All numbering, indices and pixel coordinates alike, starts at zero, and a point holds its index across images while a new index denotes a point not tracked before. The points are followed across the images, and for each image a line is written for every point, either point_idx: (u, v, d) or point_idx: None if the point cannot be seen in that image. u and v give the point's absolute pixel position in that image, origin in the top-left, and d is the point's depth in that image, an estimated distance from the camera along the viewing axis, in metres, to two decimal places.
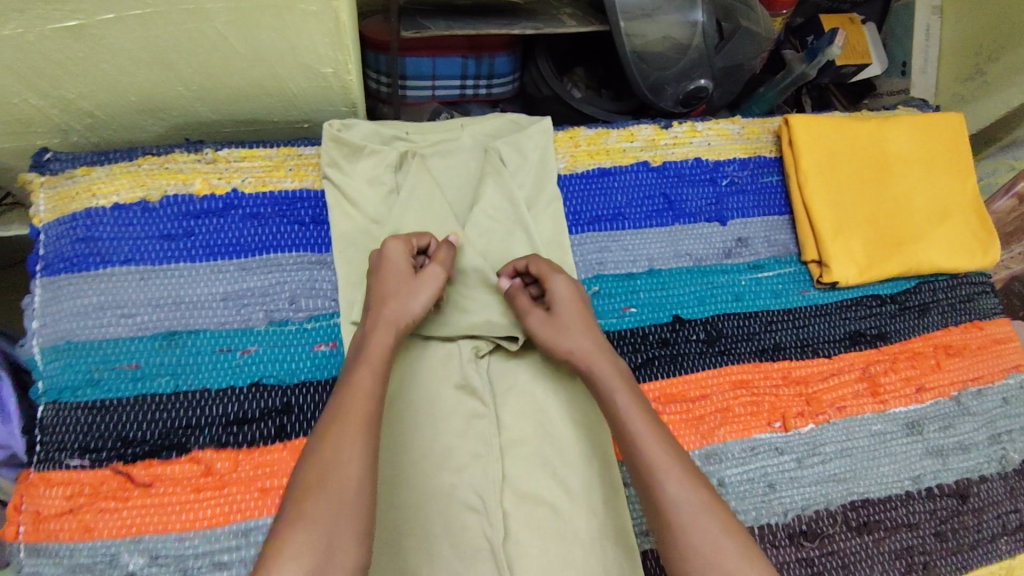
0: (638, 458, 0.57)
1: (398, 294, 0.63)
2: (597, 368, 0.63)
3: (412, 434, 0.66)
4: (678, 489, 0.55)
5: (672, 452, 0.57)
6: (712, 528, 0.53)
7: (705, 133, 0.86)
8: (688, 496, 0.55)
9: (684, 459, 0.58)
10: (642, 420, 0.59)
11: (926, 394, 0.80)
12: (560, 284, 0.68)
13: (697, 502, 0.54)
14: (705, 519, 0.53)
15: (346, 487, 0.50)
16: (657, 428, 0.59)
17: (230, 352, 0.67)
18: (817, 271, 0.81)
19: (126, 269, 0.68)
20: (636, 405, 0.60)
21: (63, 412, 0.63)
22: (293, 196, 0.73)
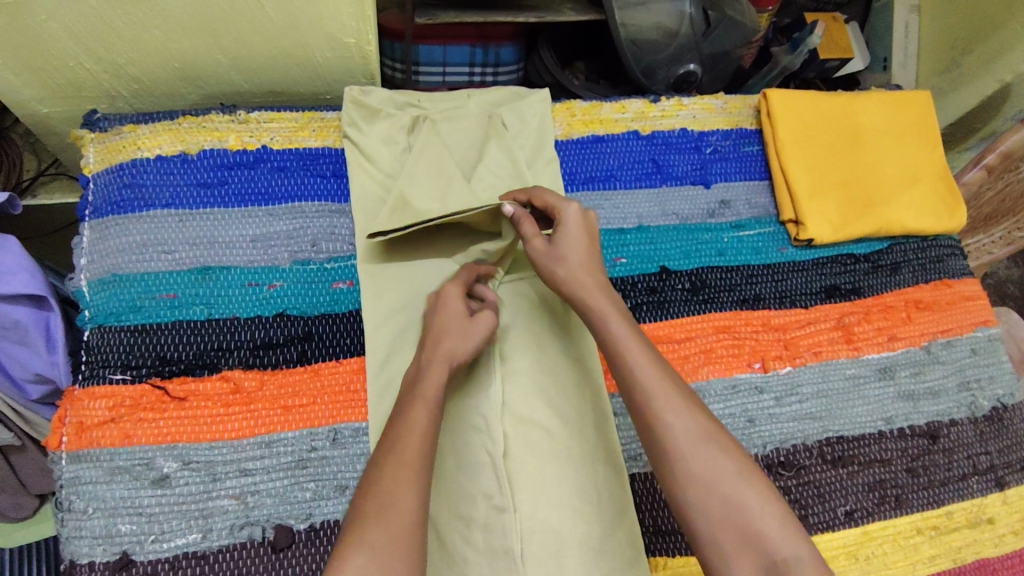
0: (637, 390, 0.62)
1: (454, 333, 0.67)
2: (595, 303, 0.67)
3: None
4: (673, 417, 0.60)
5: (670, 384, 0.62)
6: (709, 456, 0.58)
7: (691, 107, 0.93)
8: (685, 424, 0.59)
9: (680, 390, 0.62)
10: (640, 356, 0.63)
11: (898, 342, 0.86)
12: (570, 213, 0.72)
13: (693, 429, 0.59)
14: (700, 446, 0.58)
15: (404, 519, 0.53)
16: (655, 362, 0.63)
17: (259, 286, 0.74)
18: (794, 230, 0.88)
19: (167, 212, 0.75)
20: (634, 339, 0.64)
21: (107, 335, 0.70)
22: (316, 153, 0.81)
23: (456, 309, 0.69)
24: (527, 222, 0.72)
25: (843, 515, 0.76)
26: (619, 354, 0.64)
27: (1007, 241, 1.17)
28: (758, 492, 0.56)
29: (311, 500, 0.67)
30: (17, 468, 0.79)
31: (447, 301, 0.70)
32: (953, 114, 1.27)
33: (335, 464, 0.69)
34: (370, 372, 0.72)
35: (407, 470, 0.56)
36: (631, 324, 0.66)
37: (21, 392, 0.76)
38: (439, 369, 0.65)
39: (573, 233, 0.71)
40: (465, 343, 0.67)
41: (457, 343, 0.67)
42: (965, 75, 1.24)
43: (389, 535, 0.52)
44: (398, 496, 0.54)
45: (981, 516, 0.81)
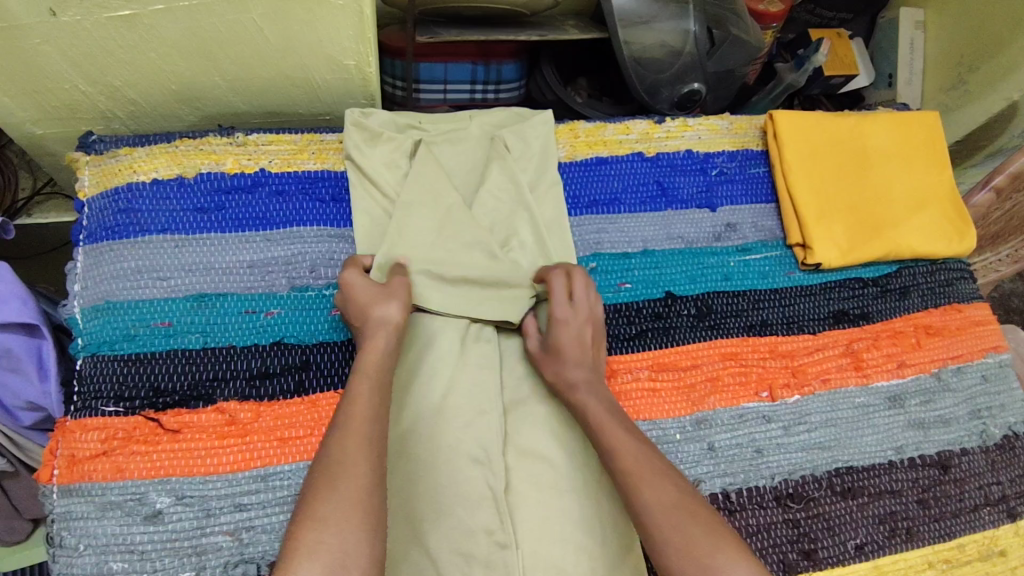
0: (618, 469, 0.62)
1: (376, 301, 0.67)
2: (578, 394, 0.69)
3: (425, 382, 0.71)
4: (654, 492, 0.59)
5: (645, 459, 0.62)
6: (682, 522, 0.56)
7: (696, 127, 0.92)
8: (668, 499, 0.58)
9: (662, 466, 0.61)
10: (620, 435, 0.64)
11: (907, 369, 0.84)
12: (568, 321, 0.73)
13: (669, 500, 0.58)
14: (678, 516, 0.57)
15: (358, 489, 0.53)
16: (635, 439, 0.64)
17: (255, 314, 0.72)
18: (801, 254, 0.87)
19: (163, 237, 0.74)
20: (612, 420, 0.66)
21: (100, 364, 0.69)
22: (315, 175, 0.80)
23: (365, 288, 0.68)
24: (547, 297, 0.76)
25: (852, 548, 0.74)
26: (602, 437, 0.65)
27: (1014, 260, 1.16)
28: (729, 551, 0.55)
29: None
30: (7, 491, 0.77)
31: (350, 284, 0.69)
32: (960, 131, 1.26)
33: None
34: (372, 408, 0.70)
35: (356, 440, 0.56)
36: (609, 406, 0.68)
37: (11, 421, 0.74)
38: (374, 343, 0.65)
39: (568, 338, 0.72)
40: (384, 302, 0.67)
41: (383, 307, 0.66)
42: (972, 92, 1.22)
43: (347, 505, 0.52)
44: (350, 463, 0.54)
45: (993, 548, 0.79)
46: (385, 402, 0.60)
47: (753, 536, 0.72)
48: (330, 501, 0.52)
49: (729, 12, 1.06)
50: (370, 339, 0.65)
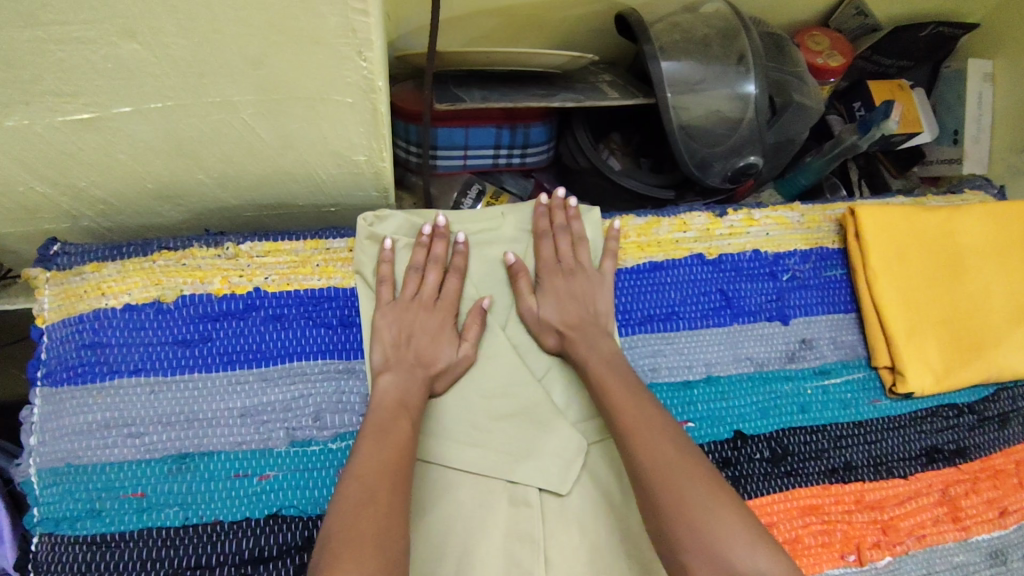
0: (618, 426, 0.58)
1: (426, 342, 0.65)
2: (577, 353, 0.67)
3: (449, 522, 0.61)
4: (657, 447, 0.55)
5: (647, 415, 0.58)
6: (685, 489, 0.51)
7: (762, 222, 0.80)
8: (664, 454, 0.54)
9: (663, 426, 0.57)
10: (619, 393, 0.60)
11: (1010, 518, 0.72)
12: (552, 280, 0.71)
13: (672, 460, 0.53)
14: (689, 475, 0.52)
15: None
16: (636, 397, 0.60)
17: (247, 478, 0.60)
18: (889, 379, 0.74)
19: (136, 379, 0.61)
20: (612, 374, 0.63)
21: (59, 547, 0.56)
22: (319, 294, 0.67)
23: (422, 322, 0.66)
24: (545, 246, 0.72)
25: None
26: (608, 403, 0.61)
27: None
28: (721, 514, 0.49)
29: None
30: None
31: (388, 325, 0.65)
32: None
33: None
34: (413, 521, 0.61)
35: None
36: (612, 364, 0.64)
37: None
38: (393, 376, 0.62)
39: (559, 298, 0.70)
40: (443, 345, 0.66)
41: (438, 353, 0.65)
42: None
43: None
44: None
45: None
46: None
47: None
48: None
49: (790, 76, 0.94)
50: (392, 371, 0.62)
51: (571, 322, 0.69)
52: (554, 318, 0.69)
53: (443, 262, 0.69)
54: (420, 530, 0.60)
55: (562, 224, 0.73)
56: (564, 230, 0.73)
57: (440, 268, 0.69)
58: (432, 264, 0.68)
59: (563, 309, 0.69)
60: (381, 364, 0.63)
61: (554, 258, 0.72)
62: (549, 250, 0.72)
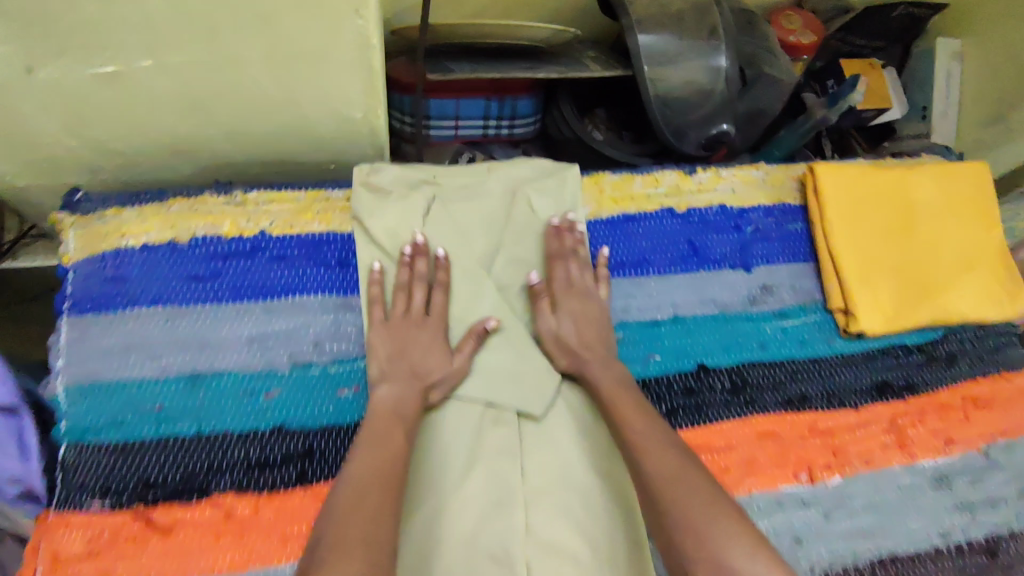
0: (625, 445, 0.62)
1: (417, 354, 0.68)
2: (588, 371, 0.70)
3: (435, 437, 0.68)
4: (657, 460, 0.59)
5: (652, 432, 0.62)
6: (683, 494, 0.55)
7: (728, 179, 0.86)
8: (665, 463, 0.59)
9: (662, 438, 0.62)
10: (627, 407, 0.65)
11: (954, 447, 0.79)
12: (568, 303, 0.73)
13: (672, 473, 0.58)
14: (683, 484, 0.56)
15: None
16: (641, 413, 0.64)
17: (255, 395, 0.66)
18: (843, 320, 0.81)
19: (153, 309, 0.68)
20: (619, 392, 0.67)
21: (86, 453, 0.63)
22: (319, 238, 0.74)
23: (416, 337, 0.69)
24: (558, 270, 0.75)
25: None
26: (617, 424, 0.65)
27: None
28: (709, 506, 0.54)
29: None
30: None
31: (388, 341, 0.68)
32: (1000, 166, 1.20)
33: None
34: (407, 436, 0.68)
35: None
36: (622, 384, 0.68)
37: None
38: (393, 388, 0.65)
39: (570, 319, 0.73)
40: (436, 357, 0.68)
41: (428, 364, 0.68)
42: (1014, 130, 1.17)
43: None
44: None
45: None
46: None
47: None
48: None
49: (762, 49, 1.02)
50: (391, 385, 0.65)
51: (581, 342, 0.72)
52: (561, 339, 0.72)
53: (426, 279, 0.72)
54: None
55: (571, 248, 0.76)
56: (573, 253, 0.76)
57: (424, 285, 0.71)
58: (417, 282, 0.71)
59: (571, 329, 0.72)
60: (378, 376, 0.66)
61: (566, 280, 0.75)
62: (562, 273, 0.75)
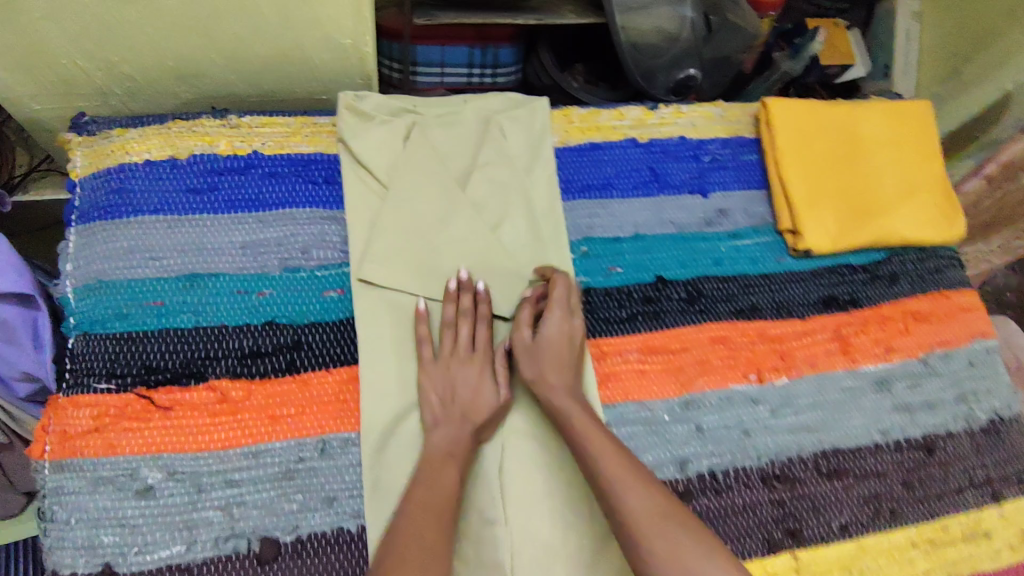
0: (600, 479, 0.64)
1: (469, 392, 0.70)
2: (558, 402, 0.69)
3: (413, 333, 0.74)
4: (633, 496, 0.62)
5: (629, 466, 0.64)
6: (669, 531, 0.59)
7: (689, 114, 0.93)
8: (644, 500, 0.61)
9: (637, 470, 0.64)
10: (598, 443, 0.65)
11: (894, 354, 0.85)
12: (551, 321, 0.73)
13: (652, 508, 0.61)
14: (661, 525, 0.59)
15: None
16: (614, 448, 0.65)
17: (248, 294, 0.73)
18: (792, 240, 0.87)
19: (154, 217, 0.74)
20: (590, 424, 0.67)
21: (92, 342, 0.69)
22: (308, 158, 0.80)
23: (465, 374, 0.71)
24: (559, 288, 0.75)
25: (837, 527, 0.75)
26: (592, 459, 0.65)
27: None
28: (689, 541, 0.59)
29: (334, 509, 0.67)
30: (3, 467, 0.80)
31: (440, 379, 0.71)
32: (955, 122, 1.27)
33: (356, 471, 0.68)
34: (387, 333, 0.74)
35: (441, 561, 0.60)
36: (591, 418, 0.68)
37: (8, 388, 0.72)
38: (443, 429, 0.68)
39: (553, 339, 0.72)
40: (486, 392, 0.71)
41: (487, 393, 0.71)
42: (967, 84, 1.24)
43: None
44: None
45: (977, 530, 0.79)
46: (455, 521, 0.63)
47: (712, 520, 0.73)
48: None
49: None
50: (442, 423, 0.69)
51: (550, 361, 0.71)
52: (535, 365, 0.71)
53: (471, 314, 0.74)
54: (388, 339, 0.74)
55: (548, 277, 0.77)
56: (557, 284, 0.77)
57: (470, 320, 0.74)
58: (463, 317, 0.73)
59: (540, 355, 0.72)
60: (431, 421, 0.70)
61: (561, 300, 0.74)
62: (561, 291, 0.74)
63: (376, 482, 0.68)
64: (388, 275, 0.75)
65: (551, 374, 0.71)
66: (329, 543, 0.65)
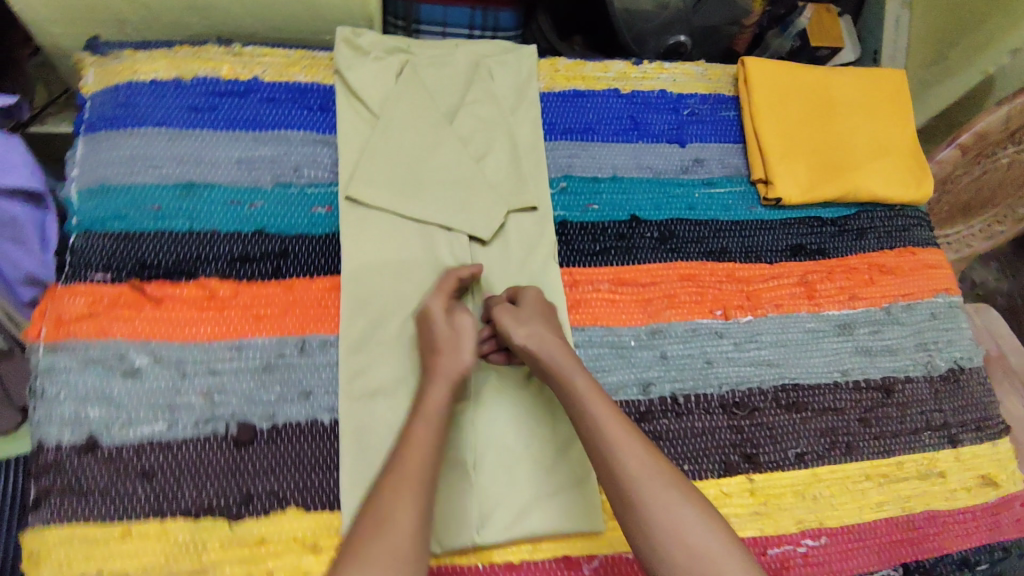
0: (601, 440, 0.64)
1: (446, 352, 0.69)
2: (558, 360, 0.69)
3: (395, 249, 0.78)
4: (635, 458, 0.63)
5: (631, 431, 0.65)
6: (668, 496, 0.61)
7: (671, 71, 0.97)
8: (646, 463, 0.63)
9: (638, 435, 0.65)
10: (602, 406, 0.66)
11: (858, 301, 0.88)
12: (530, 293, 0.75)
13: (654, 470, 0.62)
14: (662, 488, 0.61)
15: (403, 535, 0.56)
16: (616, 412, 0.66)
17: (240, 204, 0.77)
18: (763, 189, 0.91)
19: (158, 130, 0.79)
20: (593, 387, 0.67)
21: (91, 239, 0.73)
22: (305, 87, 0.85)
23: (445, 336, 0.70)
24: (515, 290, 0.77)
25: (793, 456, 0.78)
26: (594, 421, 0.65)
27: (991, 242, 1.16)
28: (688, 502, 0.61)
29: (310, 402, 0.70)
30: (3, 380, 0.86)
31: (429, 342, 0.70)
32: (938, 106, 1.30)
33: (332, 369, 0.72)
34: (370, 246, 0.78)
35: (407, 486, 0.59)
36: (591, 385, 0.68)
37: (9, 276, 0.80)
38: (437, 386, 0.67)
39: (536, 306, 0.74)
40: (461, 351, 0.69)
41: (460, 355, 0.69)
42: (952, 68, 1.26)
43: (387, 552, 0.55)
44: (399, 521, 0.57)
45: (932, 469, 0.82)
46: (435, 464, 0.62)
47: (670, 440, 0.76)
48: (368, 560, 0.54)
49: None
50: (436, 381, 0.67)
51: (531, 315, 0.72)
52: (536, 348, 0.69)
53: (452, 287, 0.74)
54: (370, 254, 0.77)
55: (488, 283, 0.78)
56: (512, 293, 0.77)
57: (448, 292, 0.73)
58: (445, 290, 0.73)
59: (536, 330, 0.70)
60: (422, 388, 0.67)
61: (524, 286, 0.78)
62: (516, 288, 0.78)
63: (350, 378, 0.71)
64: (374, 195, 0.79)
65: (551, 347, 0.70)
66: (303, 432, 0.69)
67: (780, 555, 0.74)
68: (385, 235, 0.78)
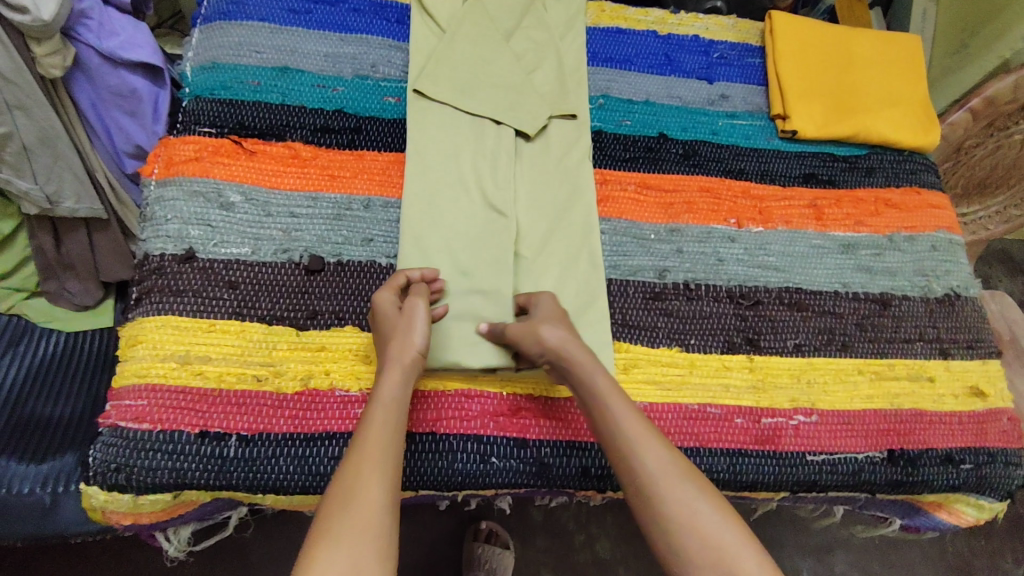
0: (620, 438, 0.67)
1: (395, 336, 0.70)
2: (575, 359, 0.71)
3: (451, 134, 0.90)
4: (652, 457, 0.65)
5: (648, 433, 0.67)
6: (683, 491, 0.63)
7: (705, 20, 1.09)
8: (661, 461, 0.65)
9: (653, 432, 0.68)
10: (621, 408, 0.68)
11: (863, 227, 0.97)
12: (545, 300, 0.78)
13: (671, 468, 0.65)
14: (677, 484, 0.64)
15: (368, 512, 0.59)
16: (632, 412, 0.68)
17: (325, 88, 0.90)
18: (781, 124, 1.01)
19: (260, 24, 0.92)
20: (614, 389, 0.70)
21: (200, 103, 0.87)
22: (385, 2, 0.99)
23: (400, 324, 0.70)
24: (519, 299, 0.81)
25: (791, 345, 0.87)
26: (616, 424, 0.67)
27: None
28: (705, 500, 0.63)
29: (371, 246, 0.82)
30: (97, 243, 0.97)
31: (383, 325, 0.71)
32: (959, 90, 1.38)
33: (391, 224, 0.84)
34: (432, 129, 0.89)
35: (371, 465, 0.62)
36: (611, 386, 0.70)
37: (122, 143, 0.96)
38: (392, 373, 0.68)
39: (555, 312, 0.76)
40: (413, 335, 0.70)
41: (410, 338, 0.70)
42: (973, 53, 1.34)
43: (356, 528, 0.58)
44: (364, 493, 0.60)
45: (923, 375, 0.89)
46: (396, 435, 0.65)
47: (680, 317, 0.86)
48: (340, 537, 0.57)
49: None
50: (388, 368, 0.68)
51: (547, 317, 0.75)
52: (558, 348, 0.71)
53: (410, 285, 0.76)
54: (431, 137, 0.89)
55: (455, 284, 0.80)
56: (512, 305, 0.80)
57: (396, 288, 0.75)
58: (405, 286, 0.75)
59: (557, 331, 0.72)
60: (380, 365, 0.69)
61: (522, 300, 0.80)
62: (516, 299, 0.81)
63: (406, 231, 0.82)
64: (438, 91, 0.91)
65: (572, 348, 0.71)
66: (363, 269, 0.81)
67: (773, 425, 0.82)
68: (444, 123, 0.90)
